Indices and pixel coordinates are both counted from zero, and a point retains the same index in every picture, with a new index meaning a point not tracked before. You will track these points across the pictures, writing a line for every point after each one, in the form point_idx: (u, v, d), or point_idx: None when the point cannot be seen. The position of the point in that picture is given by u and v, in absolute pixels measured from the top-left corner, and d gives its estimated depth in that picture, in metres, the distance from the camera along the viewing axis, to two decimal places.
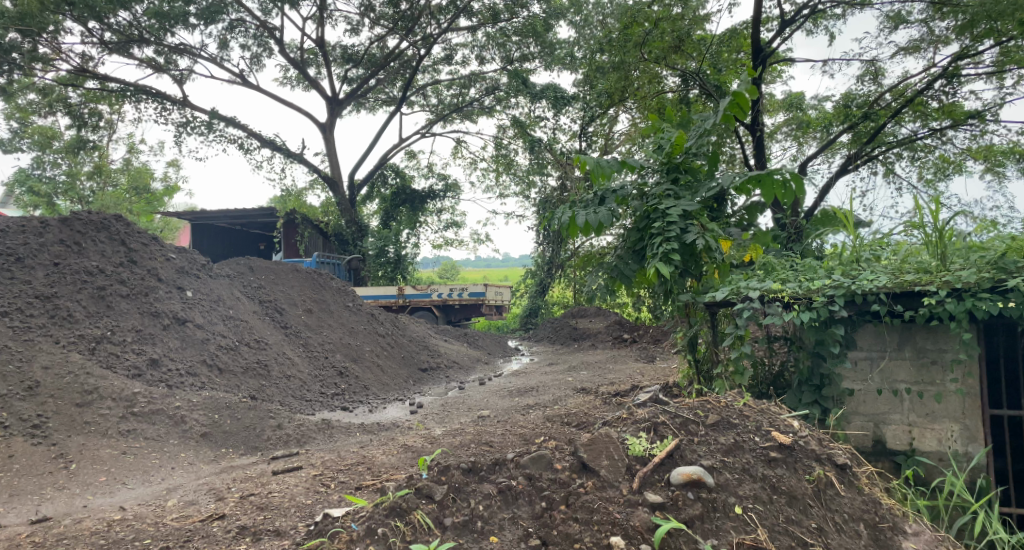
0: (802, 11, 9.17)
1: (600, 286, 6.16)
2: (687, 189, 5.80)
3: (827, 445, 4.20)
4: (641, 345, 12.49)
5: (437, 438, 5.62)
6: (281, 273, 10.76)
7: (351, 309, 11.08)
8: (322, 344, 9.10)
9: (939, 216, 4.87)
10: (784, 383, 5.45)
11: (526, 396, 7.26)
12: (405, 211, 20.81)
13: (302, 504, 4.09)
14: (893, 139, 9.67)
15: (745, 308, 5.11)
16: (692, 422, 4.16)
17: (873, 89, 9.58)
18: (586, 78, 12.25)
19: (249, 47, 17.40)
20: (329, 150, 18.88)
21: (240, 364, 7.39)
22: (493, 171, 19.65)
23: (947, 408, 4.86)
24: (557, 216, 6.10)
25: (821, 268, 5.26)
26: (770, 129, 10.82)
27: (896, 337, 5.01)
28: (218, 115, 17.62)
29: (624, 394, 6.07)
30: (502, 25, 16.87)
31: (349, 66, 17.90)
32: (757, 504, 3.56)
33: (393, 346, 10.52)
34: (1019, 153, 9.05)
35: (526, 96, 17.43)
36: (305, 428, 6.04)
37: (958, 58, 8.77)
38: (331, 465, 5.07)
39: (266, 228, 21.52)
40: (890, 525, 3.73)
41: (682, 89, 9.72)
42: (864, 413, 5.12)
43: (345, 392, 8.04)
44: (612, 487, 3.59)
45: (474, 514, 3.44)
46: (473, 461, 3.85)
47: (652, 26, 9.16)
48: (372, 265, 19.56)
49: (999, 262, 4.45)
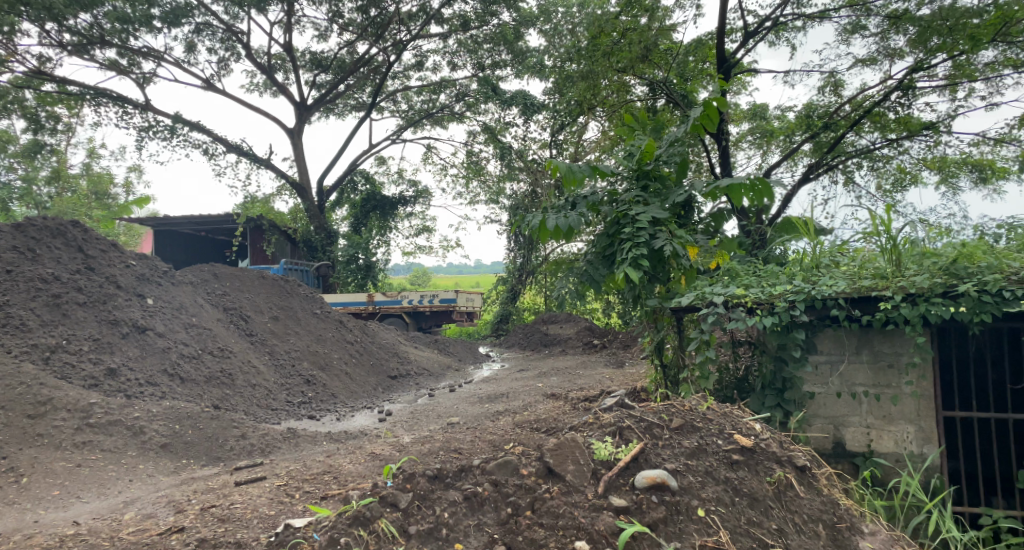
0: (764, 24, 9.37)
1: (570, 291, 6.19)
2: (656, 196, 5.90)
3: (788, 448, 4.30)
4: (611, 351, 12.64)
5: (405, 446, 5.59)
6: (248, 280, 10.64)
7: (319, 315, 10.96)
8: (288, 352, 8.97)
9: (893, 225, 5.03)
10: (748, 387, 5.56)
11: (496, 403, 7.26)
12: (376, 217, 20.68)
13: (264, 515, 4.03)
14: (852, 149, 9.93)
15: (710, 313, 5.21)
16: (657, 426, 4.22)
17: (834, 100, 9.81)
18: (555, 86, 12.39)
19: (216, 52, 17.14)
20: (298, 155, 18.68)
21: (203, 373, 7.25)
22: (463, 177, 19.59)
23: (903, 410, 5.00)
24: (528, 220, 6.13)
25: (783, 274, 5.38)
26: (735, 137, 11.04)
27: (855, 341, 5.12)
28: (183, 120, 17.32)
29: (592, 400, 6.10)
30: (472, 33, 17.05)
31: (318, 72, 17.82)
32: (719, 506, 3.62)
33: (361, 354, 10.40)
34: (970, 164, 9.37)
35: (496, 103, 17.49)
36: (270, 437, 5.96)
37: (912, 71, 9.03)
38: (296, 476, 4.99)
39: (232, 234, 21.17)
40: (848, 526, 3.81)
41: (650, 99, 9.87)
42: (824, 415, 5.22)
43: (312, 401, 7.95)
44: (578, 492, 3.61)
45: (439, 521, 3.43)
46: (439, 468, 3.85)
47: (620, 36, 9.33)
48: (342, 273, 19.44)
49: (950, 268, 4.62)
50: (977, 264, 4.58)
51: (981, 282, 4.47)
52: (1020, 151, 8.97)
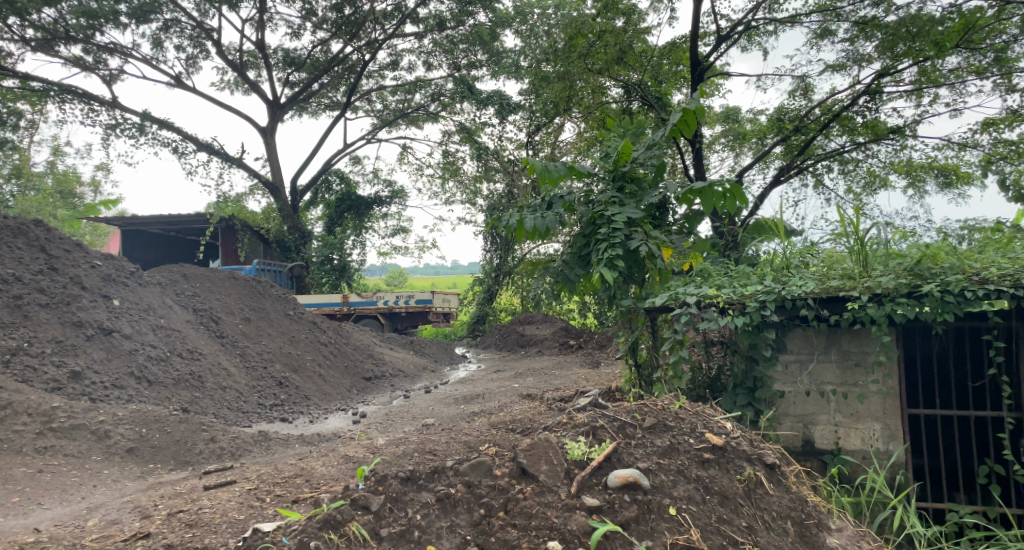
0: (737, 28, 9.50)
1: (546, 291, 6.20)
2: (631, 197, 5.94)
3: (757, 446, 4.36)
4: (586, 351, 12.74)
5: (379, 448, 5.56)
6: (219, 281, 10.50)
7: (292, 316, 10.84)
8: (260, 354, 8.86)
9: (860, 226, 5.13)
10: (720, 387, 5.62)
11: (471, 404, 7.25)
12: (351, 217, 20.49)
13: (233, 520, 3.97)
14: (822, 152, 10.11)
15: (683, 313, 5.25)
16: (629, 426, 4.25)
17: (804, 104, 9.99)
18: (531, 87, 12.43)
19: (184, 49, 16.85)
20: (271, 154, 18.44)
21: (172, 376, 7.12)
22: (440, 178, 19.50)
23: (870, 408, 5.10)
24: (505, 219, 6.13)
25: (753, 275, 5.45)
26: (709, 140, 11.21)
27: (823, 341, 5.21)
28: (151, 118, 17.00)
29: (567, 400, 6.11)
30: (448, 33, 17.02)
31: (291, 70, 17.63)
32: (690, 505, 3.65)
33: (335, 355, 10.30)
34: (936, 169, 9.60)
35: (472, 103, 17.46)
36: (240, 440, 5.88)
37: (879, 76, 9.23)
38: (267, 479, 4.93)
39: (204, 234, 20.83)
40: (815, 522, 3.88)
41: (624, 100, 9.94)
42: (794, 413, 5.29)
43: (285, 403, 7.85)
44: (551, 492, 3.62)
45: (411, 524, 3.42)
46: (411, 470, 3.82)
47: (596, 38, 9.38)
48: (316, 273, 19.27)
49: (915, 268, 4.74)
50: (940, 264, 4.69)
51: (944, 282, 4.58)
52: (982, 156, 9.22)
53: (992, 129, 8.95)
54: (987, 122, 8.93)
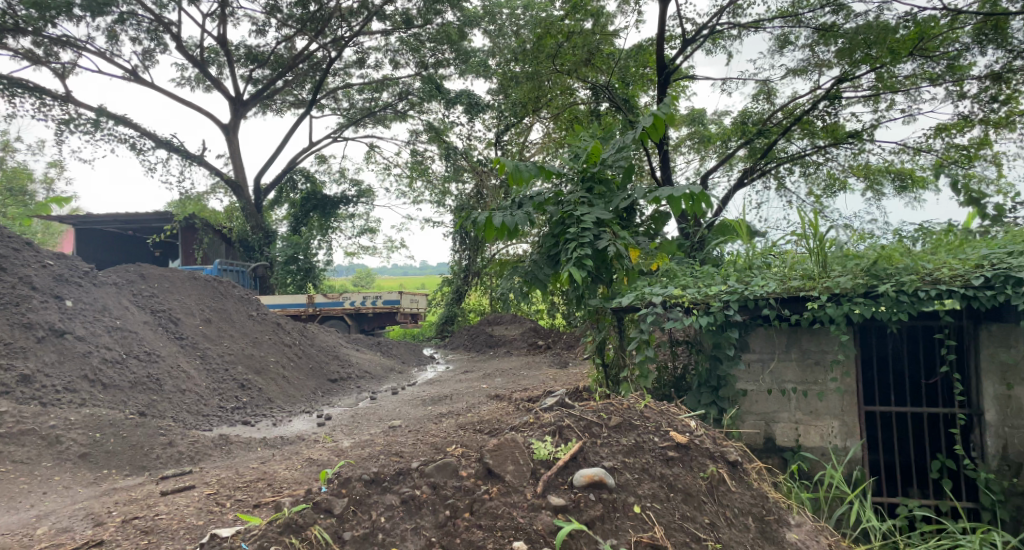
0: (702, 31, 9.64)
1: (515, 290, 6.20)
2: (600, 198, 5.98)
3: (720, 444, 4.43)
4: (555, 351, 12.80)
5: (344, 450, 5.48)
6: (179, 282, 10.25)
7: (256, 317, 10.62)
8: (221, 357, 8.65)
9: (820, 227, 5.25)
10: (685, 386, 5.69)
11: (439, 405, 7.21)
12: (317, 217, 20.18)
13: (192, 525, 3.86)
14: (784, 155, 10.34)
15: (649, 313, 5.30)
16: (595, 425, 4.27)
17: (767, 108, 10.20)
18: (499, 87, 12.45)
19: (141, 42, 16.40)
20: (235, 152, 18.06)
21: (128, 378, 6.91)
22: (408, 177, 19.32)
23: (829, 406, 5.23)
24: (474, 218, 6.11)
25: (717, 275, 5.53)
26: (675, 142, 11.42)
27: (784, 340, 5.32)
28: (108, 114, 16.52)
29: (534, 401, 6.12)
30: (415, 32, 16.89)
31: (255, 67, 17.30)
32: (655, 503, 3.67)
33: (300, 357, 10.14)
34: (892, 172, 9.89)
35: (440, 102, 17.36)
36: (200, 444, 5.73)
37: (839, 81, 9.47)
38: (228, 483, 4.82)
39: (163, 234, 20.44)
40: (775, 518, 3.94)
41: (593, 102, 10.01)
42: (756, 412, 5.39)
43: (247, 406, 7.68)
44: (517, 492, 3.60)
45: (375, 527, 3.38)
46: (376, 472, 3.78)
47: (564, 39, 9.46)
48: (281, 273, 18.94)
49: (871, 269, 4.87)
50: (895, 265, 4.83)
51: (899, 282, 4.72)
52: (935, 160, 9.54)
53: (944, 134, 9.27)
54: (939, 127, 9.25)
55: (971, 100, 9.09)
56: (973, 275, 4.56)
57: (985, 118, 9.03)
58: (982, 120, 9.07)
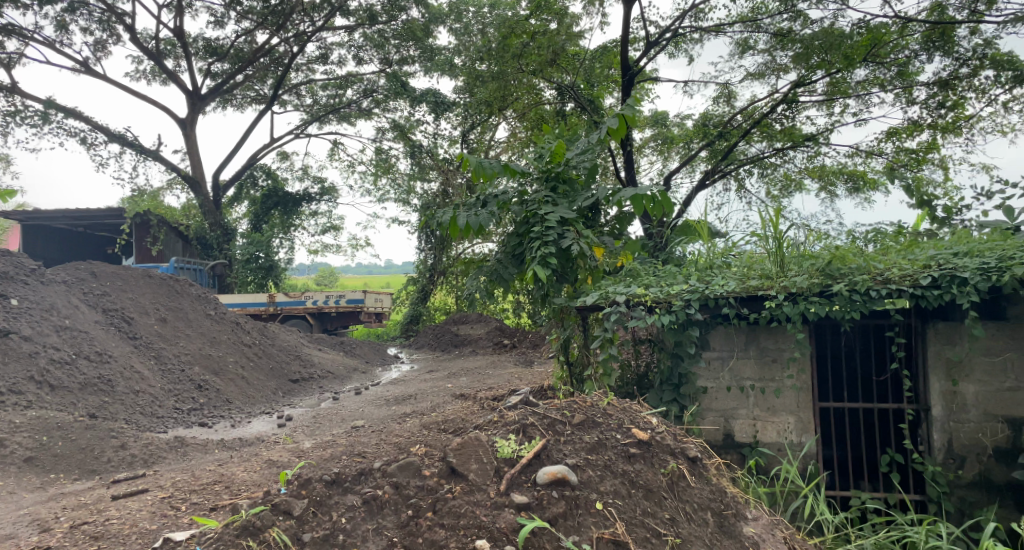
0: (665, 35, 9.80)
1: (480, 289, 6.18)
2: (564, 197, 6.01)
3: (681, 440, 4.50)
4: (520, 350, 12.82)
5: (305, 451, 5.39)
6: (131, 280, 9.94)
7: (214, 317, 10.36)
8: (177, 357, 8.41)
9: (778, 228, 5.38)
10: (647, 383, 5.78)
11: (403, 405, 7.16)
12: (278, 214, 19.78)
13: (144, 529, 3.75)
14: (744, 157, 10.57)
15: (612, 311, 5.34)
16: (559, 422, 4.30)
17: (727, 110, 10.41)
18: (465, 86, 12.42)
19: (93, 33, 15.85)
20: (191, 148, 17.59)
21: (78, 380, 6.67)
22: (372, 175, 19.11)
23: (785, 402, 5.37)
24: (438, 216, 6.07)
25: (679, 274, 5.63)
26: (638, 143, 11.58)
27: (743, 339, 5.44)
28: (56, 106, 15.90)
29: (499, 399, 6.12)
30: (379, 28, 16.72)
31: (213, 60, 16.89)
32: (616, 499, 3.70)
33: (259, 357, 9.93)
34: (846, 174, 10.20)
35: (405, 100, 17.23)
36: (154, 447, 5.58)
37: (795, 86, 9.76)
38: (183, 486, 4.70)
39: (116, 230, 19.78)
40: (733, 513, 4.02)
41: (558, 102, 10.09)
42: (716, 409, 5.49)
43: (204, 408, 7.48)
44: (480, 490, 3.59)
45: (335, 528, 3.33)
46: (337, 472, 3.74)
47: (529, 38, 9.48)
48: (240, 272, 18.47)
49: (826, 269, 5.01)
50: (849, 265, 4.98)
51: (852, 282, 4.87)
52: (886, 163, 9.88)
53: (895, 137, 9.60)
54: (890, 131, 9.59)
55: (920, 105, 9.44)
56: (920, 275, 4.74)
57: (933, 123, 9.40)
58: (930, 125, 9.44)
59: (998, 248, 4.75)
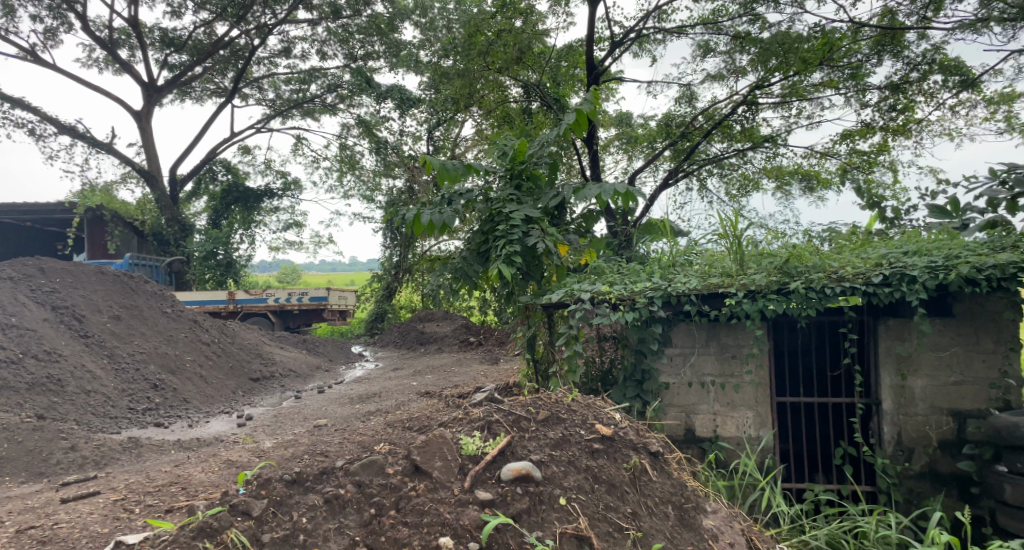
0: (629, 35, 9.91)
1: (444, 287, 6.17)
2: (528, 195, 6.03)
3: (643, 435, 4.57)
4: (486, 348, 12.82)
5: (266, 451, 5.30)
6: (82, 277, 9.60)
7: (170, 315, 10.06)
8: (131, 356, 8.16)
9: (738, 227, 5.51)
10: (611, 379, 5.84)
11: (367, 403, 7.10)
12: (238, 210, 19.30)
13: (95, 533, 3.63)
14: (705, 157, 10.78)
15: (577, 308, 5.37)
16: (524, 419, 4.31)
17: (689, 111, 10.60)
18: (431, 82, 12.34)
19: (42, 20, 15.23)
20: (147, 141, 17.07)
21: (25, 379, 6.41)
22: (336, 171, 18.83)
23: (744, 397, 5.50)
24: (402, 215, 6.04)
25: (643, 272, 5.72)
26: (604, 142, 11.67)
27: (704, 335, 5.56)
28: (2, 95, 15.22)
29: (464, 396, 6.12)
30: (343, 22, 16.52)
31: (171, 51, 16.40)
32: (580, 494, 3.73)
33: (219, 356, 9.70)
34: (801, 174, 10.50)
35: (370, 96, 17.06)
36: (106, 448, 5.40)
37: (754, 88, 9.98)
38: (137, 488, 4.56)
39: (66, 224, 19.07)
40: (693, 506, 4.10)
41: (524, 100, 10.15)
42: (678, 404, 5.59)
43: (159, 408, 7.28)
44: (444, 488, 3.57)
45: (296, 528, 3.28)
46: (298, 472, 3.69)
47: (494, 36, 9.50)
48: (198, 268, 17.90)
49: (784, 267, 5.15)
50: (805, 263, 5.12)
51: (809, 280, 5.01)
52: (840, 164, 10.20)
53: (850, 139, 9.91)
54: (845, 133, 9.89)
55: (873, 108, 9.77)
56: (872, 274, 4.90)
57: (885, 126, 9.75)
58: (882, 128, 9.78)
59: (945, 248, 4.95)
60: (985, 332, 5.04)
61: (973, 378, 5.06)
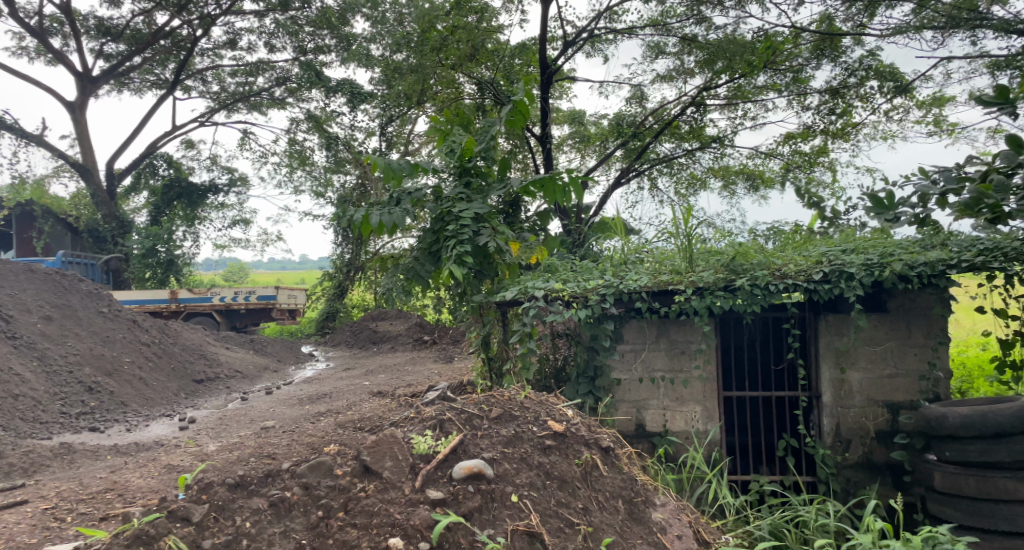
0: (581, 35, 9.98)
1: (396, 287, 6.09)
2: (477, 193, 5.99)
3: (595, 431, 4.61)
4: (441, 346, 12.74)
5: (209, 454, 5.12)
6: (9, 276, 9.11)
7: (106, 315, 9.61)
8: (64, 357, 7.78)
9: (687, 225, 5.62)
10: (564, 376, 5.88)
11: (317, 403, 6.95)
12: (182, 206, 18.62)
13: (22, 544, 3.43)
14: (655, 157, 10.98)
15: (531, 306, 5.35)
16: (476, 417, 4.29)
17: (639, 111, 10.78)
18: (382, 77, 12.15)
19: None
20: (82, 134, 16.27)
21: None
22: (286, 167, 18.39)
23: (693, 392, 5.61)
24: (350, 215, 5.91)
25: (595, 270, 5.79)
26: (558, 140, 11.73)
27: (655, 331, 5.65)
28: None
29: (417, 395, 6.07)
30: (292, 14, 16.18)
31: (107, 40, 15.68)
32: (531, 491, 3.73)
33: (160, 357, 9.34)
34: (746, 174, 10.82)
35: (320, 90, 16.69)
36: (35, 455, 5.13)
37: (702, 90, 10.22)
38: (68, 496, 4.33)
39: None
40: (642, 499, 4.16)
41: (478, 97, 10.13)
42: (629, 399, 5.67)
43: (95, 411, 6.97)
44: (395, 488, 3.51)
45: (238, 533, 3.16)
46: (241, 476, 3.58)
47: (448, 33, 9.46)
48: (137, 267, 17.11)
49: (730, 264, 5.27)
50: (750, 261, 5.26)
51: (754, 277, 5.14)
52: (782, 164, 10.54)
53: (793, 141, 10.22)
54: (787, 135, 10.20)
55: (814, 111, 10.13)
56: (813, 271, 5.07)
57: (825, 129, 10.13)
58: (823, 131, 10.15)
59: (879, 246, 5.16)
60: (917, 326, 5.27)
61: (907, 370, 5.30)
